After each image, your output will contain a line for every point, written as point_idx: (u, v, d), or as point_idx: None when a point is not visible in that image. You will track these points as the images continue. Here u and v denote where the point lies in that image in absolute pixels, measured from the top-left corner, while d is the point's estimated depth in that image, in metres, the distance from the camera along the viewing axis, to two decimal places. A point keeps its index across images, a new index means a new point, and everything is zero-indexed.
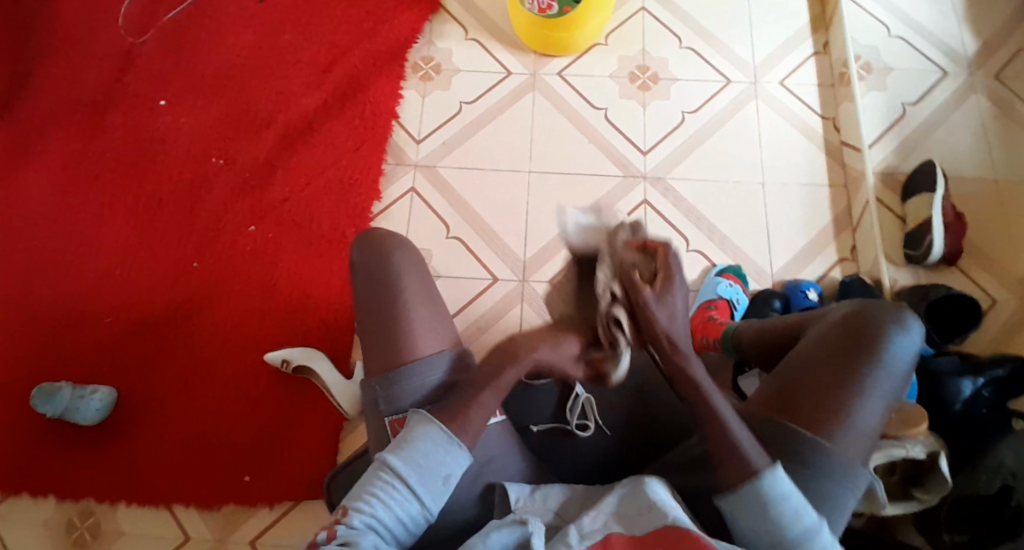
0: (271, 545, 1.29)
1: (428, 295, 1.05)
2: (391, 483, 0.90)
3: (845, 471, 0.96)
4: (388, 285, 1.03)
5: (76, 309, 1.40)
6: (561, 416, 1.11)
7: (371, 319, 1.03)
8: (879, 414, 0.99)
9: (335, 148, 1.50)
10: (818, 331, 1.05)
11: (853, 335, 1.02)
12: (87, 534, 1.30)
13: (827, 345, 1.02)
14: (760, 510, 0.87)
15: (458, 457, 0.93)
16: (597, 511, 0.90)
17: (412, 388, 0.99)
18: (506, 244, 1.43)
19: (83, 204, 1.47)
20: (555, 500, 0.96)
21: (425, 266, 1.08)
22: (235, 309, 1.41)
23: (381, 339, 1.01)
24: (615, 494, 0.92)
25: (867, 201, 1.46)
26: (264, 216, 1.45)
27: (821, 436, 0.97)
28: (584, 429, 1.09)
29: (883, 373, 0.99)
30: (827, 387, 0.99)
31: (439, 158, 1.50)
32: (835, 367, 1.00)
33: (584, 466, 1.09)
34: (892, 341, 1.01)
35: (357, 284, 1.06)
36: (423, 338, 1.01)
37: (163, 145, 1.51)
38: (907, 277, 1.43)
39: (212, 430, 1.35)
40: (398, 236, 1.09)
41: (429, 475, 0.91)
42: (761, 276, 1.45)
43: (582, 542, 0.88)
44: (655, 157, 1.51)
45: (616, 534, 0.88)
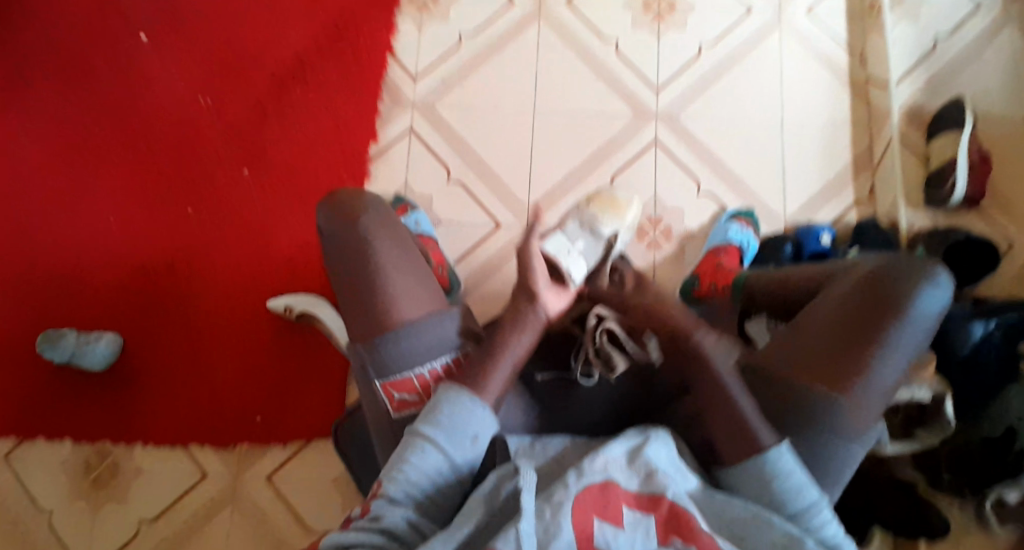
0: (286, 481, 1.34)
1: (404, 259, 1.08)
2: (423, 449, 0.94)
3: (858, 428, 0.95)
4: (362, 254, 1.06)
5: (80, 252, 1.41)
6: (563, 366, 1.12)
7: (350, 288, 1.06)
8: (897, 374, 0.97)
9: (329, 86, 1.45)
10: (843, 286, 1.02)
11: (876, 293, 0.99)
12: (106, 473, 1.35)
13: (851, 304, 0.99)
14: (762, 477, 0.91)
15: (481, 415, 0.97)
16: (597, 454, 0.90)
17: (394, 352, 1.02)
18: (509, 189, 1.40)
19: (80, 146, 1.45)
20: (553, 448, 0.97)
21: (396, 228, 1.11)
22: (235, 255, 1.40)
23: (362, 309, 1.05)
24: (615, 443, 0.92)
25: (891, 140, 1.41)
26: (260, 161, 1.43)
27: (836, 398, 0.95)
28: (587, 378, 1.10)
29: (902, 332, 0.97)
30: (847, 347, 0.97)
31: (439, 97, 1.45)
32: (857, 327, 0.98)
33: (589, 416, 1.09)
34: (920, 298, 0.98)
35: (329, 251, 1.08)
36: (403, 303, 1.04)
37: (159, 84, 1.47)
38: (925, 221, 1.39)
39: (221, 374, 1.37)
40: (365, 199, 1.10)
41: (458, 435, 0.95)
42: (772, 219, 1.40)
43: (579, 482, 0.87)
44: (669, 95, 1.45)
45: (614, 483, 0.89)
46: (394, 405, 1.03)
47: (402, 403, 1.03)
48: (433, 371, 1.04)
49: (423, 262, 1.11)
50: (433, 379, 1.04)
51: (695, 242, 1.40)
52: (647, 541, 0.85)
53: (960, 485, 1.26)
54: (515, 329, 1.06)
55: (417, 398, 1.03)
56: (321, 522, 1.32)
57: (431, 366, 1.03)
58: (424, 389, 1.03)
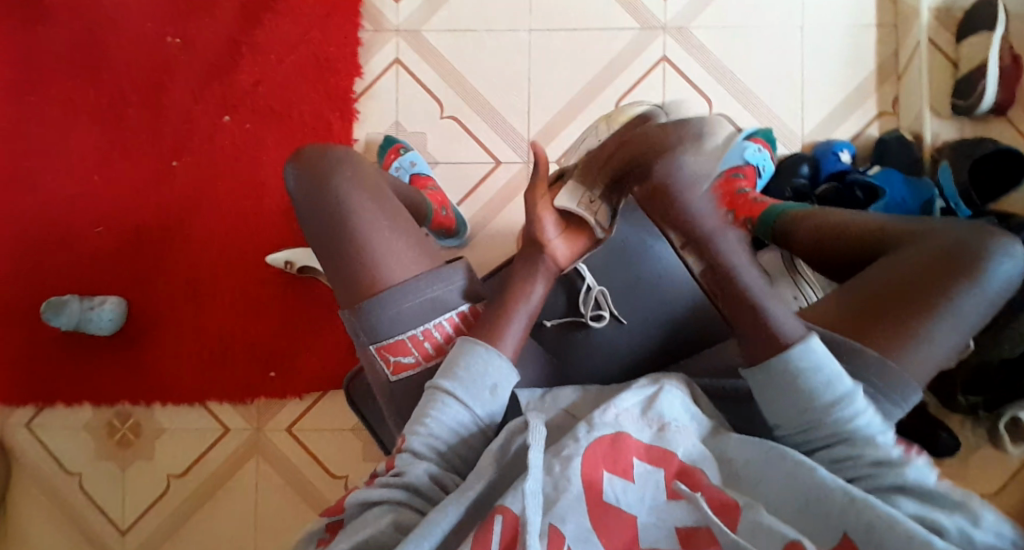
0: (306, 432, 1.36)
1: (386, 217, 1.00)
2: (444, 402, 0.91)
3: (904, 390, 0.88)
4: (341, 216, 0.99)
5: (63, 216, 1.34)
6: (574, 311, 1.14)
7: (329, 245, 1.00)
8: (959, 339, 0.91)
9: (302, 12, 1.32)
10: (908, 245, 0.95)
11: (951, 256, 0.92)
12: (130, 434, 1.37)
13: (917, 265, 0.92)
14: (791, 379, 0.82)
15: (499, 365, 0.94)
16: (609, 406, 0.83)
17: (387, 315, 0.96)
18: (509, 122, 1.31)
19: (42, 98, 1.34)
20: (565, 400, 0.96)
21: (375, 185, 1.03)
22: (225, 206, 1.33)
23: (348, 275, 0.99)
24: (631, 389, 0.85)
25: (919, 43, 1.29)
26: (239, 103, 1.32)
27: (889, 359, 0.89)
28: (598, 319, 1.13)
29: (974, 296, 0.91)
30: (906, 309, 0.90)
31: (424, 21, 1.33)
32: (919, 291, 0.91)
33: (605, 360, 1.12)
34: (988, 268, 0.91)
35: (303, 208, 1.01)
36: (391, 267, 0.98)
37: (115, 22, 1.34)
38: (951, 130, 1.31)
39: (227, 331, 1.35)
40: (339, 152, 1.03)
41: (477, 386, 0.92)
42: (789, 139, 1.32)
43: (590, 434, 0.80)
44: (677, 5, 1.33)
45: (627, 435, 0.80)
46: (391, 368, 0.99)
47: (399, 366, 0.99)
48: (429, 332, 0.98)
49: (408, 218, 1.04)
50: (429, 341, 0.98)
51: None
52: (657, 498, 0.77)
53: (975, 405, 1.32)
54: (526, 278, 1.00)
55: (413, 361, 0.98)
56: (345, 469, 1.35)
57: (426, 328, 0.98)
58: (420, 352, 0.98)
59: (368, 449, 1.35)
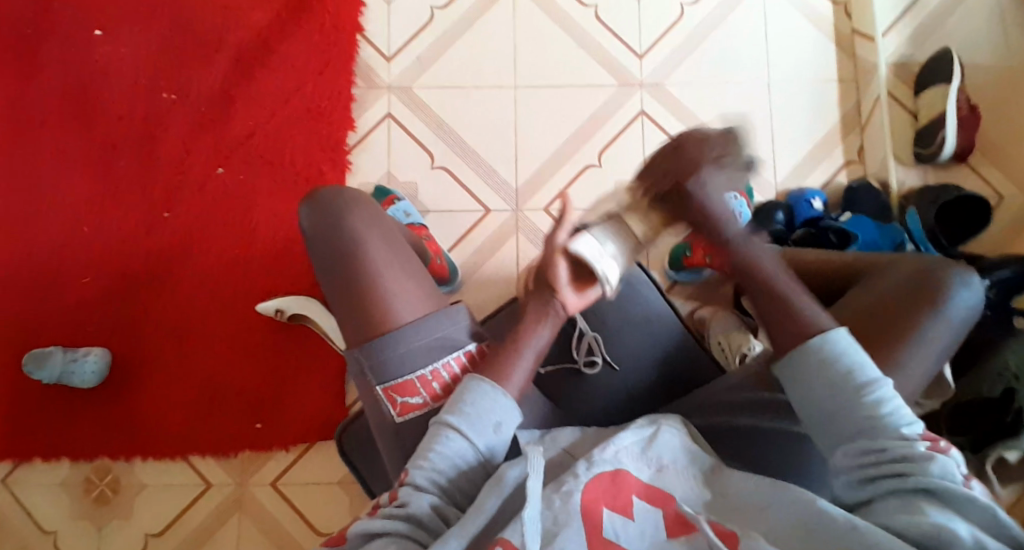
0: (291, 485, 1.34)
1: (394, 253, 1.06)
2: (447, 436, 0.91)
3: None
4: (349, 246, 1.05)
5: (52, 266, 1.35)
6: (566, 356, 1.24)
7: (338, 281, 1.05)
8: (930, 364, 0.96)
9: (298, 70, 1.38)
10: (880, 280, 1.03)
11: (914, 282, 0.99)
12: (108, 491, 1.33)
13: (886, 297, 0.99)
14: (820, 367, 0.86)
15: (503, 402, 0.94)
16: (608, 443, 0.86)
17: (395, 354, 1.00)
18: (497, 171, 1.36)
19: (36, 152, 1.37)
20: (565, 439, 0.97)
21: (383, 223, 1.10)
22: (218, 255, 1.36)
23: (356, 306, 1.03)
24: (630, 428, 0.89)
25: (878, 97, 1.37)
26: (235, 156, 1.37)
27: None
28: (591, 364, 1.23)
29: (941, 324, 0.96)
30: (878, 336, 0.96)
31: (415, 78, 1.39)
32: (889, 318, 0.97)
33: (597, 400, 1.21)
34: (953, 295, 0.97)
35: (314, 248, 1.07)
36: (399, 305, 1.03)
37: (112, 79, 1.39)
38: (916, 178, 1.38)
39: (214, 382, 1.35)
40: (352, 195, 1.09)
41: (481, 422, 0.92)
42: (764, 187, 1.39)
43: (590, 470, 0.83)
44: (652, 62, 1.40)
45: (625, 471, 0.84)
46: (398, 409, 1.01)
47: (406, 407, 1.01)
48: (437, 373, 1.02)
49: (415, 258, 1.11)
50: (437, 381, 1.02)
51: None
52: (657, 534, 0.78)
53: (962, 447, 1.32)
54: (536, 319, 1.01)
55: (420, 401, 1.01)
56: (331, 525, 1.32)
57: (434, 368, 1.02)
58: (428, 392, 1.01)
59: (356, 502, 1.33)
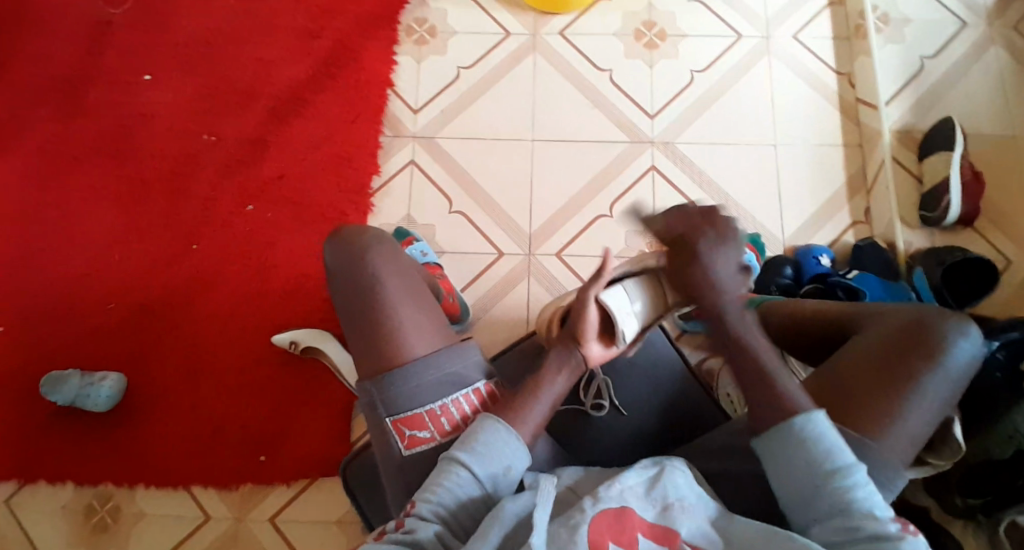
0: (289, 522, 1.32)
1: (411, 291, 1.07)
2: (455, 472, 0.92)
3: (885, 471, 0.95)
4: (369, 283, 1.06)
5: (79, 293, 1.40)
6: (575, 398, 1.20)
7: (357, 315, 1.05)
8: (931, 419, 0.97)
9: (328, 119, 1.47)
10: (879, 329, 1.02)
11: (917, 339, 0.99)
12: (108, 519, 1.32)
13: (886, 348, 0.99)
14: (797, 447, 0.86)
15: (515, 446, 0.94)
16: (615, 481, 0.86)
17: (407, 388, 1.01)
18: (512, 217, 1.41)
19: (77, 185, 1.45)
20: (569, 478, 0.95)
21: (403, 263, 1.11)
22: (238, 289, 1.40)
23: (370, 341, 1.04)
24: (636, 468, 0.88)
25: (883, 161, 1.42)
26: (263, 195, 1.43)
27: (865, 436, 0.95)
28: (598, 409, 1.18)
29: (940, 378, 0.97)
30: (879, 393, 0.97)
31: (439, 129, 1.46)
32: (890, 373, 0.98)
33: (605, 444, 1.16)
34: (954, 347, 0.98)
35: (335, 285, 1.08)
36: (412, 339, 1.03)
37: (155, 121, 1.48)
38: (922, 239, 1.40)
39: (222, 413, 1.36)
40: (373, 234, 1.11)
41: (493, 465, 0.93)
42: (771, 243, 1.42)
43: (595, 507, 0.84)
44: (662, 121, 1.47)
45: (631, 509, 0.84)
46: (406, 442, 1.01)
47: (413, 440, 1.01)
48: (447, 408, 1.01)
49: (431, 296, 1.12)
50: (446, 416, 1.01)
51: None
52: None
53: (974, 508, 1.29)
54: (553, 368, 1.01)
55: (429, 436, 1.01)
56: None
57: (444, 403, 1.01)
58: (437, 427, 1.01)
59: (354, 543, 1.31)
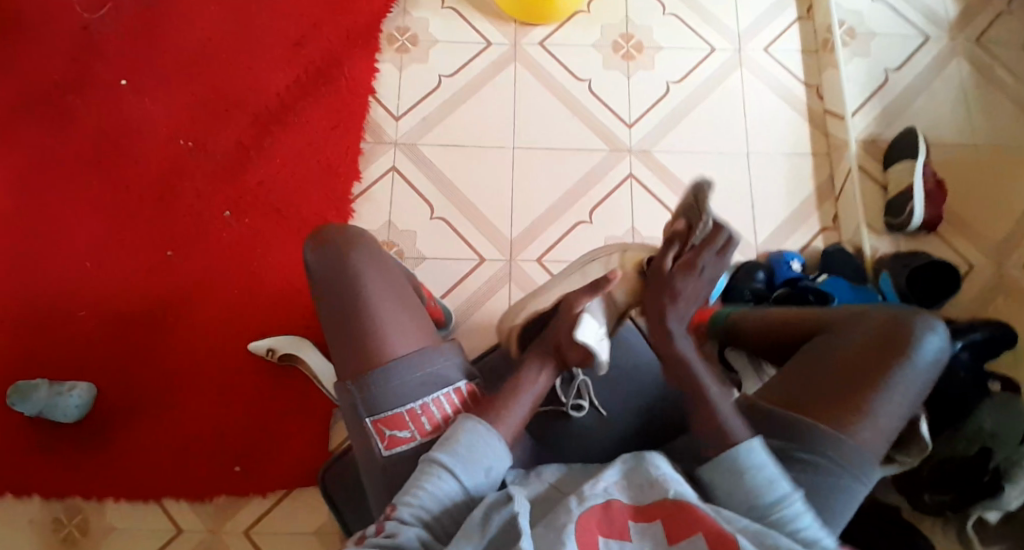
0: (266, 533, 1.29)
1: (395, 289, 1.04)
2: (437, 475, 0.89)
3: (861, 464, 0.95)
4: (351, 280, 1.02)
5: (48, 300, 1.36)
6: (555, 399, 1.15)
7: (339, 315, 1.01)
8: (904, 413, 0.98)
9: (307, 125, 1.46)
10: (848, 329, 1.04)
11: (887, 338, 1.00)
12: (77, 532, 1.28)
13: (856, 347, 1.01)
14: (740, 476, 0.89)
15: (496, 447, 0.93)
16: (598, 479, 0.88)
17: (390, 387, 0.97)
18: (493, 224, 1.41)
19: (46, 190, 1.41)
20: (552, 475, 0.95)
21: (384, 260, 1.07)
22: (214, 295, 1.37)
23: (351, 338, 0.99)
24: (616, 466, 0.90)
25: (850, 170, 1.46)
26: (241, 200, 1.42)
27: (840, 432, 0.95)
28: (578, 409, 1.14)
29: (911, 373, 0.98)
30: (852, 388, 0.98)
31: (420, 135, 1.47)
32: (862, 369, 0.99)
33: (587, 447, 1.13)
34: (922, 344, 1.00)
35: (315, 283, 1.04)
36: (394, 338, 1.00)
37: (129, 125, 1.45)
38: (888, 245, 1.44)
39: (196, 423, 1.32)
40: (354, 232, 1.07)
41: (474, 466, 0.91)
42: (745, 248, 1.45)
43: (581, 505, 0.85)
44: (641, 130, 1.50)
45: (617, 502, 0.87)
46: (385, 443, 0.96)
47: (394, 440, 0.96)
48: (427, 407, 0.97)
49: (413, 295, 1.08)
50: (427, 417, 0.97)
51: None
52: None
53: (943, 503, 1.28)
54: (533, 368, 1.02)
55: (409, 435, 0.96)
56: None
57: (424, 402, 0.97)
58: (417, 427, 0.96)
59: None
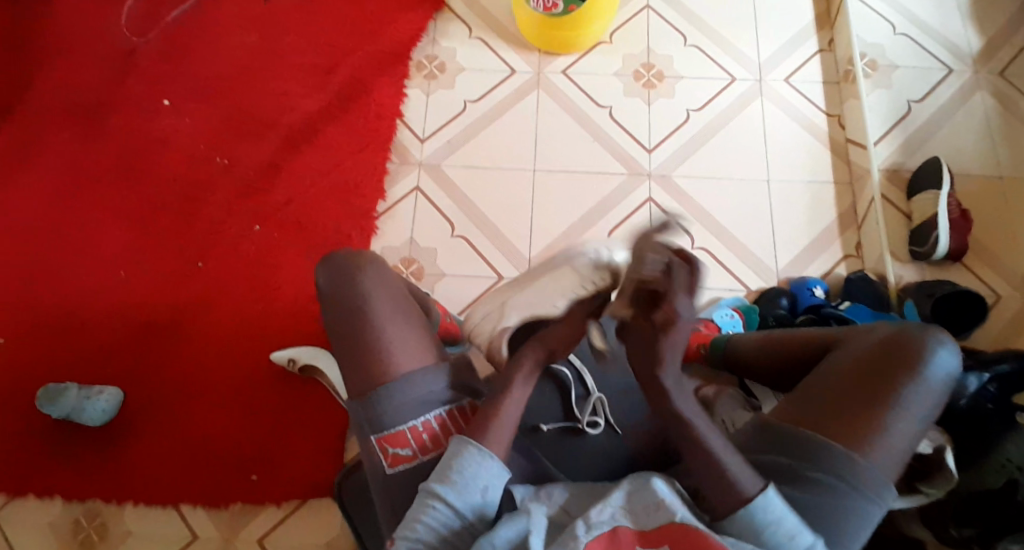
0: (278, 543, 1.29)
1: (403, 310, 1.05)
2: (433, 505, 0.90)
3: (875, 485, 0.93)
4: (360, 303, 1.04)
5: (82, 307, 1.41)
6: (570, 415, 1.10)
7: (347, 337, 1.03)
8: (916, 434, 0.96)
9: (336, 146, 1.51)
10: (854, 346, 1.02)
11: (895, 355, 0.99)
12: (95, 535, 1.30)
13: (864, 363, 0.99)
14: (759, 532, 0.87)
15: (491, 467, 0.91)
16: (605, 504, 0.87)
17: (393, 406, 0.98)
18: (512, 243, 1.44)
19: (87, 203, 1.48)
20: (560, 496, 0.92)
21: (395, 281, 1.09)
22: (240, 306, 1.41)
23: (359, 359, 1.01)
24: (622, 489, 0.88)
25: (873, 198, 1.46)
26: (270, 216, 1.47)
27: (852, 451, 0.94)
28: (593, 426, 1.09)
29: (921, 390, 0.97)
30: (862, 407, 0.96)
31: (444, 157, 1.51)
32: (871, 387, 0.97)
33: (592, 462, 1.08)
34: (931, 360, 0.98)
35: (327, 307, 1.06)
36: (402, 355, 1.01)
37: (168, 144, 1.52)
38: (913, 273, 1.42)
39: (215, 431, 1.34)
40: (365, 254, 1.09)
41: (468, 491, 0.90)
42: (765, 273, 1.45)
43: (588, 533, 0.84)
44: (659, 156, 1.52)
45: (623, 528, 0.85)
46: (389, 459, 0.98)
47: (396, 458, 0.98)
48: (428, 424, 0.99)
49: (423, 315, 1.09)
50: (428, 433, 0.99)
51: (692, 294, 1.43)
52: None
53: (969, 539, 1.21)
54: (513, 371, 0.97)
55: (411, 453, 0.98)
56: None
57: (425, 419, 0.99)
58: (418, 444, 0.98)
59: None
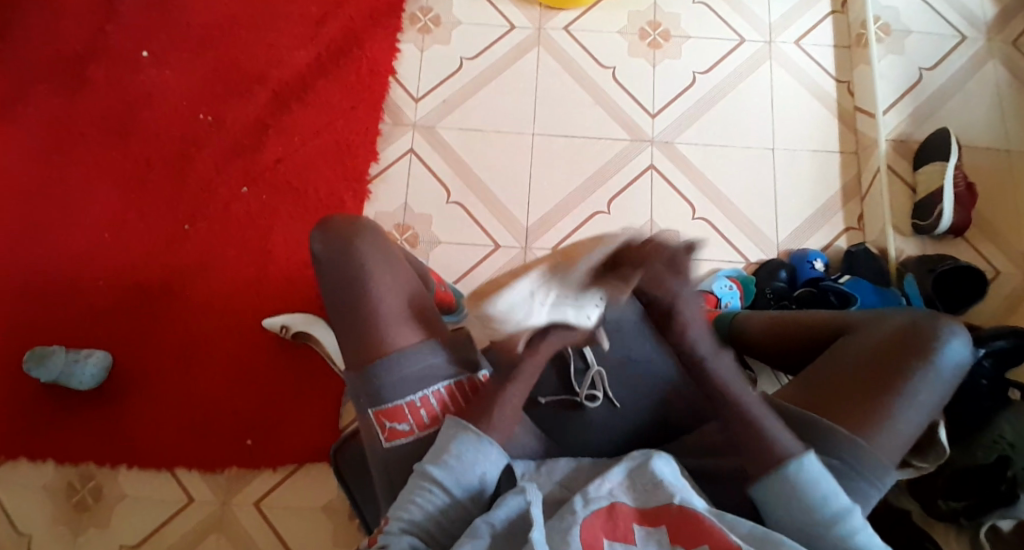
0: (274, 507, 1.30)
1: (399, 281, 1.02)
2: (428, 489, 0.88)
3: (877, 468, 0.92)
4: (356, 275, 1.00)
5: (67, 268, 1.38)
6: (567, 389, 1.08)
7: (344, 309, 1.00)
8: (922, 421, 0.95)
9: (328, 104, 1.46)
10: (867, 332, 1.01)
11: (909, 343, 0.97)
12: (89, 498, 1.30)
13: (875, 350, 0.98)
14: (793, 491, 0.84)
15: (492, 454, 0.90)
16: (603, 479, 0.86)
17: (391, 381, 0.95)
18: (509, 210, 1.41)
19: (70, 159, 1.43)
20: (559, 472, 0.92)
21: (391, 251, 1.05)
22: (230, 270, 1.39)
23: (355, 333, 0.98)
24: (623, 465, 0.88)
25: (878, 170, 1.43)
26: (260, 177, 1.42)
27: (857, 436, 0.92)
28: (592, 400, 1.07)
29: (931, 378, 0.95)
30: (870, 392, 0.95)
31: (439, 119, 1.46)
32: (882, 373, 0.96)
33: (593, 440, 1.05)
34: (945, 349, 0.97)
35: (322, 276, 1.02)
36: (398, 328, 0.98)
37: (152, 99, 1.47)
38: (914, 247, 1.40)
39: (208, 395, 1.33)
40: (361, 222, 1.05)
41: (466, 475, 0.88)
42: (766, 244, 1.42)
43: (586, 508, 0.83)
44: (663, 121, 1.48)
45: (622, 505, 0.84)
46: (386, 434, 0.95)
47: (394, 433, 0.95)
48: (426, 400, 0.96)
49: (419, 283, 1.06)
50: (425, 409, 0.95)
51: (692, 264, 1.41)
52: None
53: (956, 511, 1.19)
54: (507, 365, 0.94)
55: (408, 429, 0.95)
56: None
57: (423, 394, 0.96)
58: (416, 420, 0.95)
59: (339, 532, 1.29)
